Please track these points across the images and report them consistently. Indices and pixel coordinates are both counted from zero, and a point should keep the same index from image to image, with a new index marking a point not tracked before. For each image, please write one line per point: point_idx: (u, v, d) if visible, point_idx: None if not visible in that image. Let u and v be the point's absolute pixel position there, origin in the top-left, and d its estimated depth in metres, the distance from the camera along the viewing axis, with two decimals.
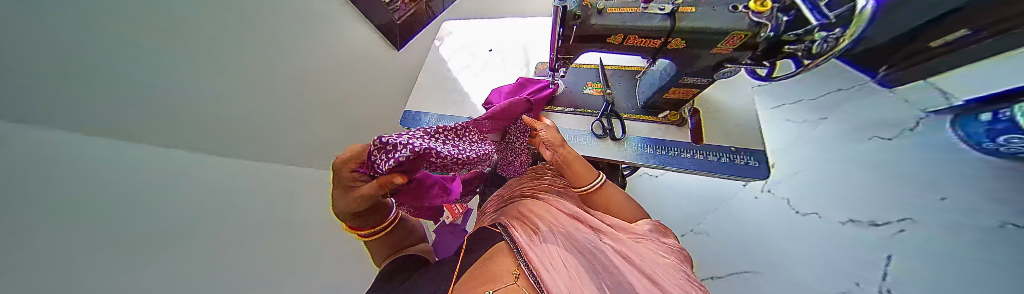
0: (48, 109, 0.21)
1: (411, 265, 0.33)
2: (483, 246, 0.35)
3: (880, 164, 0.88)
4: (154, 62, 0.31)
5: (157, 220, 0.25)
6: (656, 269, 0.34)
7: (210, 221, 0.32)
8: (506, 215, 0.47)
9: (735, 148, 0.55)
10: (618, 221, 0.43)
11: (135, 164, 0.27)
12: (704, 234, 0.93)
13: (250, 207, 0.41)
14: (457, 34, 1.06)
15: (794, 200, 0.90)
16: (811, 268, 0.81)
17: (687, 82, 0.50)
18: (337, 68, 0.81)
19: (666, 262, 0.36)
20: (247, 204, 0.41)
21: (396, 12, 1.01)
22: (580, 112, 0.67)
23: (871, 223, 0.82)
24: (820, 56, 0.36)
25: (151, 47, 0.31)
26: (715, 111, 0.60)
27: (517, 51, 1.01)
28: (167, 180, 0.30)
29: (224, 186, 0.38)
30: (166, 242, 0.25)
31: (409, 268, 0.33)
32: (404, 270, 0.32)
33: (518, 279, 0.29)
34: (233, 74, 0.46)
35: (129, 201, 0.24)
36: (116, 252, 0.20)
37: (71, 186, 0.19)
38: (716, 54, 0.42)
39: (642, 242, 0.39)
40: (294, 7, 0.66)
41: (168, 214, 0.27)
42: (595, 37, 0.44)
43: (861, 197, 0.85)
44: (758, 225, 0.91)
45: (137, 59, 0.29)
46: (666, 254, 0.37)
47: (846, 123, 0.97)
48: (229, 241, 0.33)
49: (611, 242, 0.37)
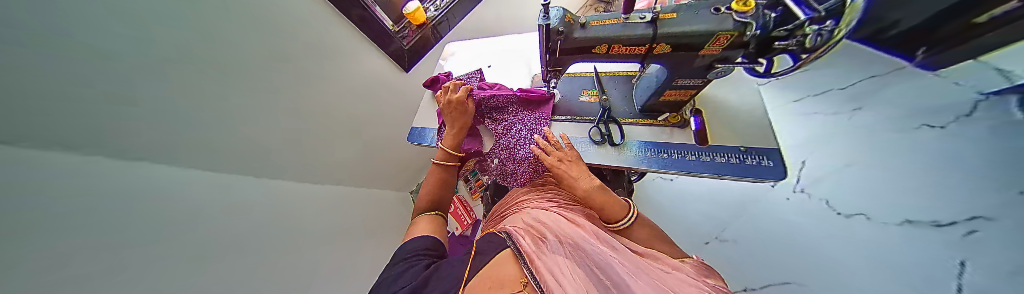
0: (15, 91, 0.31)
1: (423, 249, 0.45)
2: (493, 251, 0.41)
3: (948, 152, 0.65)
4: (124, 71, 0.44)
5: (104, 235, 0.36)
6: (682, 284, 0.31)
7: (125, 243, 0.38)
8: (517, 224, 0.50)
9: (745, 149, 0.51)
10: (667, 259, 0.39)
11: (73, 165, 0.38)
12: (729, 241, 0.97)
13: (146, 226, 0.42)
14: (459, 53, 1.13)
15: (835, 200, 0.81)
16: (863, 277, 0.68)
17: (681, 84, 0.49)
18: (297, 83, 0.88)
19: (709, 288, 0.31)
20: (132, 221, 0.41)
21: (404, 39, 1.22)
22: (578, 120, 0.68)
23: (934, 225, 0.62)
24: (816, 49, 0.29)
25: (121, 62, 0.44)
26: (717, 110, 0.58)
27: (516, 65, 1.04)
28: (101, 189, 0.39)
29: (123, 193, 0.42)
30: (94, 252, 0.33)
31: (422, 258, 0.43)
32: (420, 253, 0.44)
33: (524, 286, 0.30)
34: (192, 97, 0.57)
35: (69, 207, 0.33)
36: (67, 226, 0.32)
37: (11, 180, 0.28)
38: (705, 55, 0.40)
39: (675, 270, 0.35)
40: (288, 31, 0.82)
41: (123, 229, 0.39)
42: (581, 48, 0.46)
43: (927, 183, 0.66)
44: (789, 227, 0.88)
45: (104, 66, 0.41)
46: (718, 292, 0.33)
47: (889, 109, 0.82)
48: (125, 276, 0.35)
49: (631, 263, 0.36)
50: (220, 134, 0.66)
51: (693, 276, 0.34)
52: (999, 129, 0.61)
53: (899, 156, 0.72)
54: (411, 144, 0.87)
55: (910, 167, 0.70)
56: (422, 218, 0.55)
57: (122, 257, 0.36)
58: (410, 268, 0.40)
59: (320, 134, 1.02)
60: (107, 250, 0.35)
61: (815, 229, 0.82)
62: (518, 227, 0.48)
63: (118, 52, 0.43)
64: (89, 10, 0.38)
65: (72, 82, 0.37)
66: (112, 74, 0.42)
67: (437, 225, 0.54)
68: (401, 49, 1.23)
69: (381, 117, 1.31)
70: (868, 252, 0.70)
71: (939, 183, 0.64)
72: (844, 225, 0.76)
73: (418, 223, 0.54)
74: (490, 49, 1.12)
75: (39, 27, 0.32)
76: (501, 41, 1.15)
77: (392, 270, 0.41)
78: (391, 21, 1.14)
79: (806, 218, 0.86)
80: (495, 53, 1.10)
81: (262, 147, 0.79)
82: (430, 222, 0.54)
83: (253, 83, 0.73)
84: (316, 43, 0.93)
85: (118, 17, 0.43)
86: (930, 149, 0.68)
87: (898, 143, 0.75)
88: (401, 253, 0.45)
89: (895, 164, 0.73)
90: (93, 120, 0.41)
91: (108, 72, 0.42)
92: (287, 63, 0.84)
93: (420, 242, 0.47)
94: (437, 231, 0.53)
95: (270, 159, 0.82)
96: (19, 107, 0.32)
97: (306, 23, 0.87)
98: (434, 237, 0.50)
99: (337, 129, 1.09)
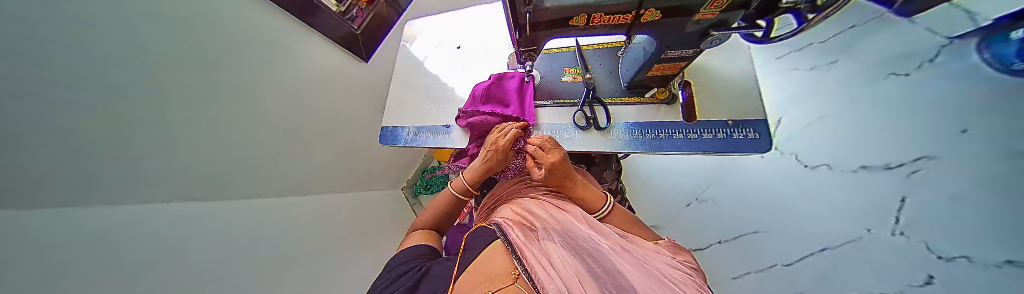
0: (14, 112, 0.27)
1: (420, 254, 0.45)
2: (482, 244, 0.39)
3: (933, 103, 0.60)
4: (107, 89, 0.38)
5: (64, 267, 0.31)
6: (665, 268, 0.33)
7: (97, 273, 0.34)
8: (505, 215, 0.49)
9: (732, 122, 0.50)
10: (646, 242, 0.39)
11: (15, 201, 0.31)
12: (709, 201, 1.10)
13: (115, 255, 0.38)
14: (426, 34, 0.99)
15: (804, 155, 0.88)
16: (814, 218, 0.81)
17: (670, 56, 0.44)
18: (278, 87, 0.80)
19: (682, 275, 0.32)
20: (98, 251, 0.36)
21: (353, 21, 1.00)
22: (561, 103, 0.64)
23: (886, 167, 0.67)
24: (826, 7, 0.25)
25: (104, 76, 0.38)
26: (705, 80, 0.56)
27: (492, 43, 0.93)
28: (47, 227, 0.33)
29: (89, 228, 0.37)
30: (70, 283, 0.30)
31: (417, 259, 0.43)
32: (414, 258, 0.43)
33: (516, 279, 0.29)
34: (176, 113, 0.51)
35: (26, 243, 0.28)
36: (26, 260, 0.27)
37: None
38: (700, 20, 0.34)
39: (653, 254, 0.36)
40: (254, 30, 0.71)
41: (73, 262, 0.32)
42: (556, 19, 0.39)
43: (895, 136, 0.66)
44: (764, 182, 0.98)
45: (85, 85, 0.35)
46: (690, 273, 0.34)
47: (853, 64, 0.82)
48: None
49: (616, 247, 0.36)
50: (211, 149, 0.60)
51: (668, 257, 0.36)
52: (951, 74, 0.59)
53: (870, 109, 0.73)
54: (385, 146, 0.81)
55: (878, 118, 0.70)
56: (416, 233, 0.54)
57: (102, 287, 0.33)
58: (406, 270, 0.39)
59: (300, 142, 0.93)
60: (78, 284, 0.31)
61: (786, 182, 0.91)
62: (506, 217, 0.47)
63: (113, 65, 0.39)
64: (82, 28, 0.34)
65: (56, 97, 0.32)
66: (96, 92, 0.37)
67: (432, 237, 0.53)
68: (353, 34, 1.03)
69: (352, 115, 1.17)
70: (845, 205, 0.74)
71: (912, 138, 0.62)
72: (807, 175, 0.86)
73: (412, 235, 0.53)
74: (461, 26, 0.99)
75: (35, 51, 0.29)
76: (472, 15, 1.01)
77: (386, 275, 0.40)
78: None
79: (778, 174, 0.95)
80: (467, 30, 0.97)
81: (249, 160, 0.72)
82: (424, 236, 0.53)
83: (237, 92, 0.66)
84: (282, 40, 0.80)
85: (112, 24, 0.39)
86: (895, 101, 0.67)
87: (863, 88, 0.76)
88: (397, 259, 0.43)
89: (862, 116, 0.74)
90: (84, 148, 0.37)
91: (93, 90, 0.36)
92: (267, 66, 0.76)
93: (414, 250, 0.46)
94: (434, 241, 0.52)
95: (257, 172, 0.75)
96: (16, 107, 0.28)
97: (264, 22, 0.74)
98: (429, 245, 0.49)
99: (313, 132, 0.99)
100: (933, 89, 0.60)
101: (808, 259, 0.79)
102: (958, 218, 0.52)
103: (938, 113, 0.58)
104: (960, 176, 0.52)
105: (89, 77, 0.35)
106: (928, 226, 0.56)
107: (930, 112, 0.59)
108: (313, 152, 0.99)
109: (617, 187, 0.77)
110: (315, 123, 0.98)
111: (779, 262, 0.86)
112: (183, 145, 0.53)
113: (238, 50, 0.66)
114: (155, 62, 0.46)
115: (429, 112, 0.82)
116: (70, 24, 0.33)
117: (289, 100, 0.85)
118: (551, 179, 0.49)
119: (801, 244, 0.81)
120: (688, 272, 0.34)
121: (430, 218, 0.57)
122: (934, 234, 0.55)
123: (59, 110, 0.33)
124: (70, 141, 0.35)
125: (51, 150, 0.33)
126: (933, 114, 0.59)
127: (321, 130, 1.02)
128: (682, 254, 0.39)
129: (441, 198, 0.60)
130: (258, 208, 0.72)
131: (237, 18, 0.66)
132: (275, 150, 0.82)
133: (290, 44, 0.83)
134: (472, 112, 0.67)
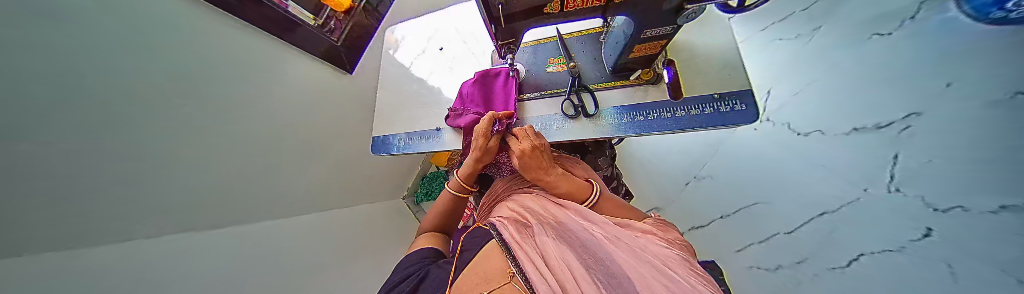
0: None
1: (427, 255, 0.46)
2: (479, 244, 0.39)
3: (927, 58, 0.58)
4: (81, 123, 0.36)
5: None
6: (654, 247, 0.34)
7: None
8: (501, 213, 0.50)
9: (718, 95, 0.50)
10: (644, 225, 0.40)
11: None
12: (706, 177, 1.15)
13: None
14: (409, 38, 0.98)
15: (795, 123, 0.89)
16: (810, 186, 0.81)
17: (649, 36, 0.44)
18: (269, 107, 0.79)
19: (668, 251, 0.34)
20: None
21: (334, 33, 0.97)
22: (549, 94, 0.64)
23: (876, 127, 0.67)
24: None
25: (81, 107, 0.36)
26: (689, 57, 0.56)
27: (476, 42, 0.92)
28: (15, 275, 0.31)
29: (50, 274, 0.35)
30: None
31: (425, 260, 0.44)
32: (422, 258, 0.44)
33: (512, 278, 0.30)
34: (159, 144, 0.49)
35: None
36: None
37: None
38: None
39: (643, 236, 0.37)
40: (247, 54, 0.71)
41: None
42: (532, 7, 0.39)
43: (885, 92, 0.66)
44: (760, 156, 1.00)
45: (59, 117, 0.33)
46: (679, 248, 0.36)
47: (840, 26, 0.79)
48: None
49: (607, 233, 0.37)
50: (197, 178, 0.59)
51: (661, 236, 0.38)
52: (943, 25, 0.57)
53: (856, 71, 0.72)
54: (378, 155, 0.81)
55: (861, 78, 0.71)
56: (423, 237, 0.55)
57: None
58: (409, 274, 0.39)
59: (294, 160, 0.92)
60: None
61: (779, 150, 0.93)
62: (502, 215, 0.48)
63: (99, 96, 0.38)
64: (71, 61, 0.34)
65: (75, 117, 0.35)
66: (68, 124, 0.35)
67: (439, 240, 0.54)
68: (335, 47, 0.99)
69: (343, 129, 1.15)
70: (846, 167, 0.73)
71: (902, 94, 0.62)
72: (800, 143, 0.86)
73: (421, 238, 0.55)
74: (443, 27, 0.98)
75: (20, 88, 0.28)
76: (453, 15, 1.00)
77: (389, 280, 0.40)
78: (309, 14, 0.86)
79: (771, 145, 0.96)
80: (449, 30, 0.96)
81: (238, 184, 0.70)
82: (430, 238, 0.54)
83: (226, 115, 0.65)
84: (272, 57, 0.79)
85: (130, 52, 0.43)
86: (871, 58, 0.69)
87: (847, 48, 0.76)
88: (401, 262, 0.44)
89: (847, 78, 0.74)
90: (54, 187, 0.35)
91: (65, 122, 0.34)
92: (256, 85, 0.74)
93: (421, 253, 0.46)
94: (439, 243, 0.53)
95: (248, 196, 0.74)
96: None
97: (246, 43, 0.70)
98: (434, 248, 0.49)
99: (306, 150, 0.98)
100: (915, 43, 0.61)
101: (807, 227, 0.81)
102: (951, 171, 0.52)
103: (920, 69, 0.59)
104: (944, 132, 0.54)
105: (60, 111, 0.33)
106: (927, 184, 0.56)
107: (908, 70, 0.61)
108: (304, 170, 0.97)
109: (613, 173, 0.79)
110: (307, 140, 0.98)
111: (781, 230, 0.88)
112: (161, 176, 0.51)
113: (221, 69, 0.63)
114: (136, 89, 0.44)
115: (418, 117, 0.81)
116: (80, 63, 0.35)
117: (278, 120, 0.84)
118: (528, 167, 0.51)
119: (800, 211, 0.83)
120: (676, 248, 0.36)
121: (434, 220, 0.59)
122: (932, 186, 0.54)
123: (61, 139, 0.34)
124: (35, 182, 0.33)
125: (54, 184, 0.35)
126: (929, 68, 0.58)
127: (313, 147, 1.01)
128: (672, 231, 0.42)
129: (441, 200, 0.61)
130: (245, 235, 0.70)
131: (227, 34, 0.64)
132: (267, 171, 0.81)
133: (276, 61, 0.80)
134: (460, 110, 0.67)
